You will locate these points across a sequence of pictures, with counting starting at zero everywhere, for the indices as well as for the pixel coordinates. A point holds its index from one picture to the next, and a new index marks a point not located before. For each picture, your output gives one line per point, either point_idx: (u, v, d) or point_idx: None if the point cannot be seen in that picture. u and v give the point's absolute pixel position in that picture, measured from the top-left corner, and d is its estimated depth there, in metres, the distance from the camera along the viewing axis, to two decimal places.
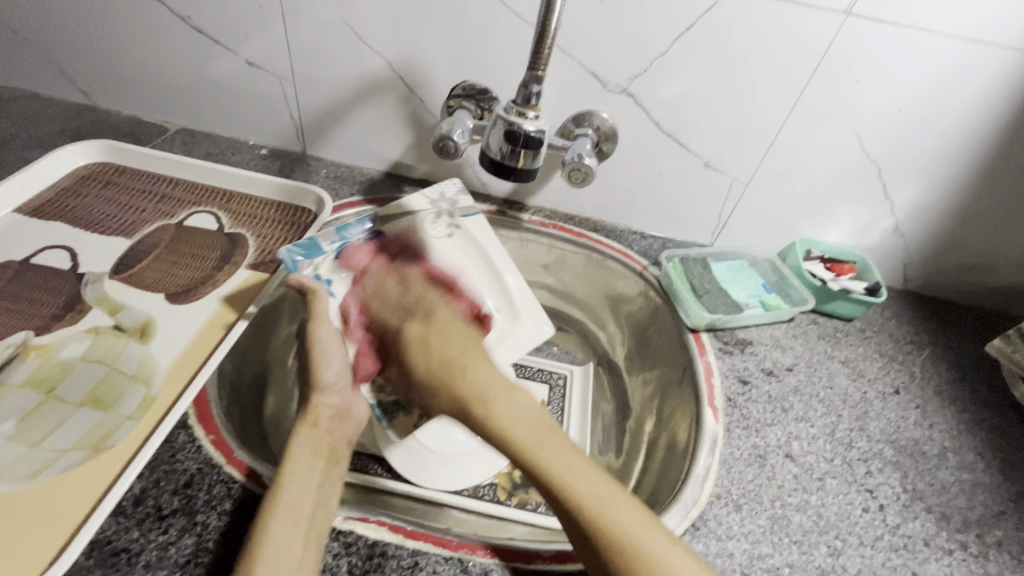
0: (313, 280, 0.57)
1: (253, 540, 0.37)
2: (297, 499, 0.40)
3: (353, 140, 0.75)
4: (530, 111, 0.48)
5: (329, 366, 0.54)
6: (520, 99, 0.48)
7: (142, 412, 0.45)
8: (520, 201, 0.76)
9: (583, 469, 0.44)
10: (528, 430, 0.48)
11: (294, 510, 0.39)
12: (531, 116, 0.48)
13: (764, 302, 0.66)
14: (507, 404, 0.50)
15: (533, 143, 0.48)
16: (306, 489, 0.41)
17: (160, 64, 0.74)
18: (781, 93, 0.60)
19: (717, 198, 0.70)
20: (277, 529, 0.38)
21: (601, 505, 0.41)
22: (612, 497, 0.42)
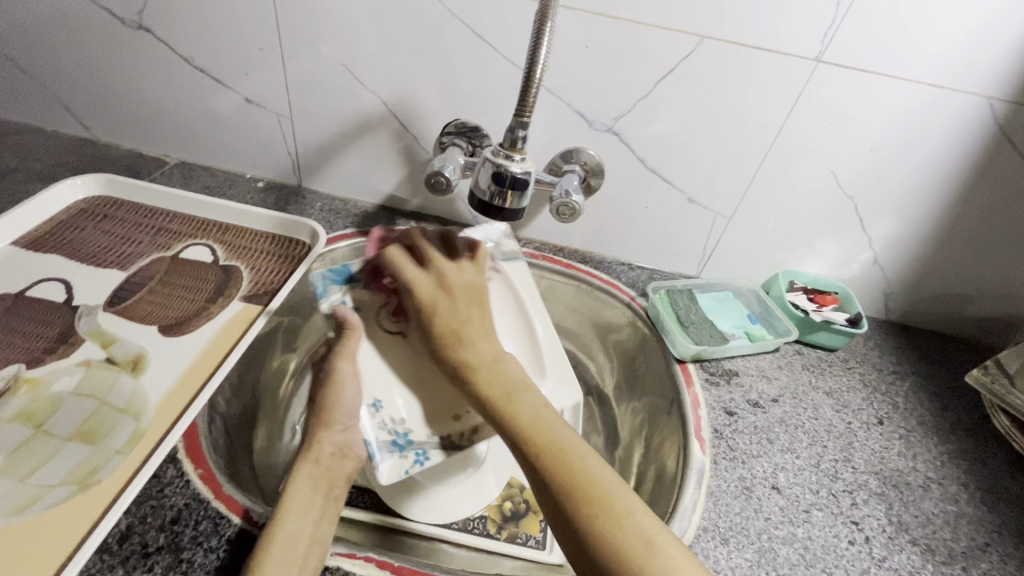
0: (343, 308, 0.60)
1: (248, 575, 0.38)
2: (293, 537, 0.41)
3: (347, 175, 0.77)
4: (516, 154, 0.50)
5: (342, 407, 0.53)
6: (507, 143, 0.50)
7: (131, 446, 0.45)
8: (510, 234, 0.78)
9: (568, 441, 0.46)
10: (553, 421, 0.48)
11: (292, 559, 0.39)
12: (517, 159, 0.50)
13: (749, 332, 0.68)
14: (532, 397, 0.51)
15: (519, 184, 0.50)
16: (307, 531, 0.42)
17: (161, 101, 0.76)
18: (760, 132, 0.62)
19: (701, 231, 0.72)
20: (273, 566, 0.38)
21: (652, 532, 0.40)
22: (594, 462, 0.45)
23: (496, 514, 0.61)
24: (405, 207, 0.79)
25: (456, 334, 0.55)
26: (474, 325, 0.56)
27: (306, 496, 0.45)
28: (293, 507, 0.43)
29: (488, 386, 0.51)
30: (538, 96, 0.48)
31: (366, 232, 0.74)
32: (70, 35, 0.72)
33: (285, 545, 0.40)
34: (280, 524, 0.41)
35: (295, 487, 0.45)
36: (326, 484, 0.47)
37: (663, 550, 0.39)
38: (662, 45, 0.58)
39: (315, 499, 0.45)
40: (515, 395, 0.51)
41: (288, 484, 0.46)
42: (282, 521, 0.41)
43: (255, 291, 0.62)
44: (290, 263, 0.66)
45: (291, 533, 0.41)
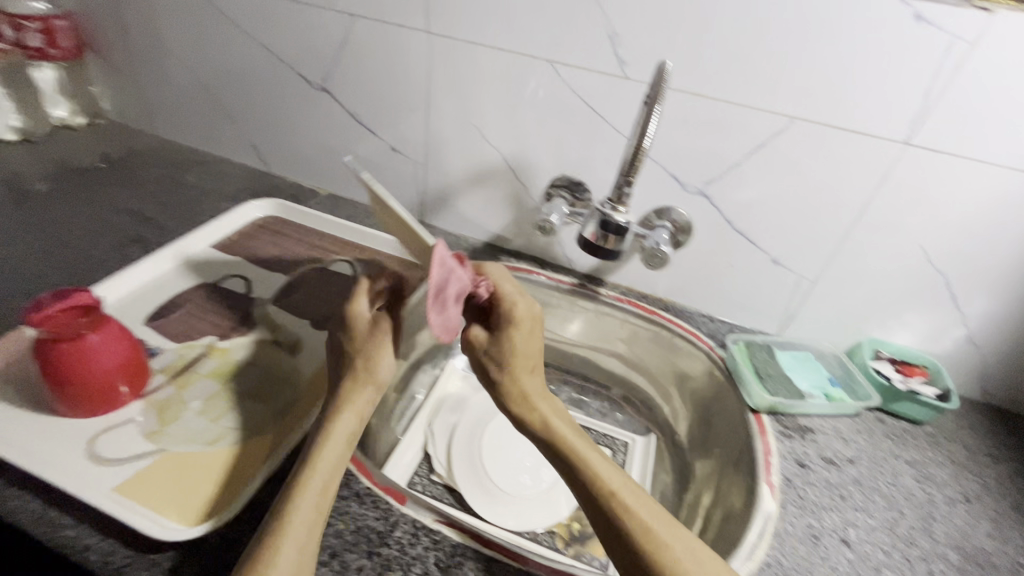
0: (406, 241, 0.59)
1: (280, 516, 0.43)
2: (324, 484, 0.46)
3: (463, 214, 0.90)
4: (622, 207, 0.60)
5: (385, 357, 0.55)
6: (615, 197, 0.60)
7: (289, 409, 0.57)
8: (599, 278, 0.86)
9: (625, 479, 0.48)
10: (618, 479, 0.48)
11: (323, 488, 0.46)
12: (621, 210, 0.60)
13: (828, 394, 0.69)
14: (598, 456, 0.50)
15: (621, 231, 0.59)
16: (338, 459, 0.48)
17: (325, 145, 0.95)
18: (846, 204, 0.67)
19: (784, 292, 0.76)
20: (301, 512, 0.43)
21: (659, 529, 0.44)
22: (633, 486, 0.48)
23: (564, 532, 0.67)
24: (508, 246, 0.90)
25: (543, 413, 0.54)
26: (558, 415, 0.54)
27: (348, 421, 0.50)
28: (334, 439, 0.49)
29: (592, 466, 0.49)
30: (641, 162, 0.57)
31: None
32: (270, 93, 0.94)
33: (321, 473, 0.46)
34: (319, 451, 0.48)
35: (343, 408, 0.51)
36: (364, 409, 0.52)
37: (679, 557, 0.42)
38: (755, 123, 0.66)
39: (353, 423, 0.51)
40: (573, 449, 0.50)
41: (334, 406, 0.52)
42: (321, 449, 0.48)
43: None
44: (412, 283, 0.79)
45: (327, 464, 0.47)
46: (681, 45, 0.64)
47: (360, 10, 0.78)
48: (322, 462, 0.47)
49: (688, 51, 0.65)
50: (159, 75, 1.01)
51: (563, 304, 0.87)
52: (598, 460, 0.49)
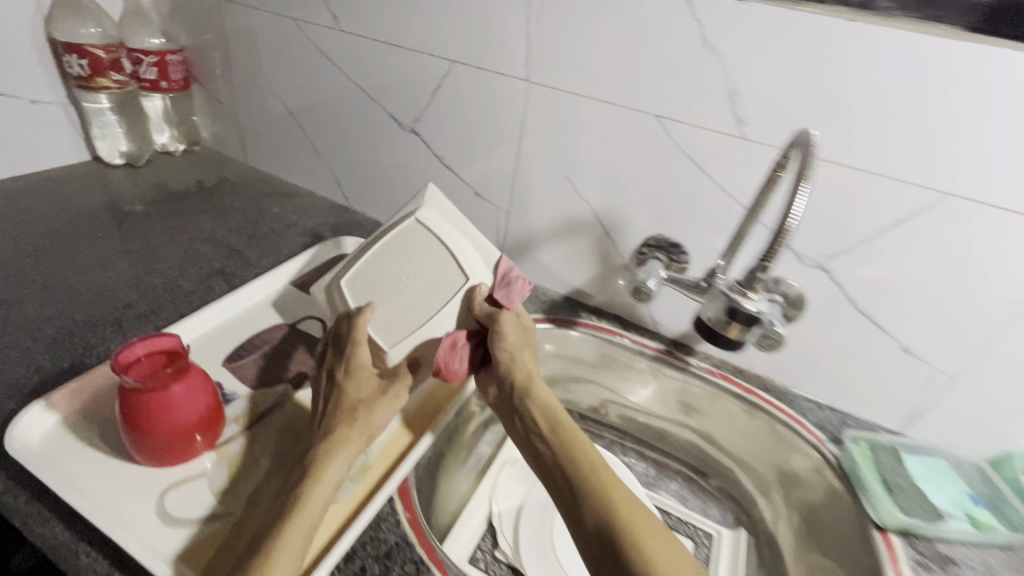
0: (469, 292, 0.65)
1: (261, 557, 0.43)
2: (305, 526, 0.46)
3: (543, 265, 0.86)
4: (751, 292, 0.56)
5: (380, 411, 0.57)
6: (745, 281, 0.57)
7: (360, 476, 0.55)
8: (689, 345, 0.79)
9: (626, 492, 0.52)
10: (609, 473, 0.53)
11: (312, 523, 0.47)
12: (752, 296, 0.56)
13: (973, 516, 0.59)
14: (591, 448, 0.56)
15: (748, 320, 0.55)
16: (324, 498, 0.49)
17: (408, 185, 0.94)
18: (1006, 295, 0.57)
19: (914, 386, 0.66)
20: (287, 549, 0.44)
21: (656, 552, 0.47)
22: (632, 502, 0.51)
23: None
24: (589, 302, 0.85)
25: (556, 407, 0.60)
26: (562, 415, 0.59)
27: (339, 465, 0.51)
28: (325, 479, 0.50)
29: (593, 460, 0.54)
30: (781, 245, 0.51)
31: (552, 319, 0.82)
32: (360, 132, 0.94)
33: (309, 512, 0.47)
34: (309, 488, 0.49)
35: (335, 451, 0.52)
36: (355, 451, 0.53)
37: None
38: (896, 197, 0.58)
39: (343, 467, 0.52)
40: (574, 437, 0.57)
41: (325, 447, 0.53)
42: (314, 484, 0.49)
43: None
44: None
45: (314, 504, 0.48)
46: (814, 106, 0.58)
47: (461, 56, 0.77)
48: (312, 501, 0.48)
49: (822, 113, 0.58)
50: (256, 109, 1.04)
51: (646, 371, 0.80)
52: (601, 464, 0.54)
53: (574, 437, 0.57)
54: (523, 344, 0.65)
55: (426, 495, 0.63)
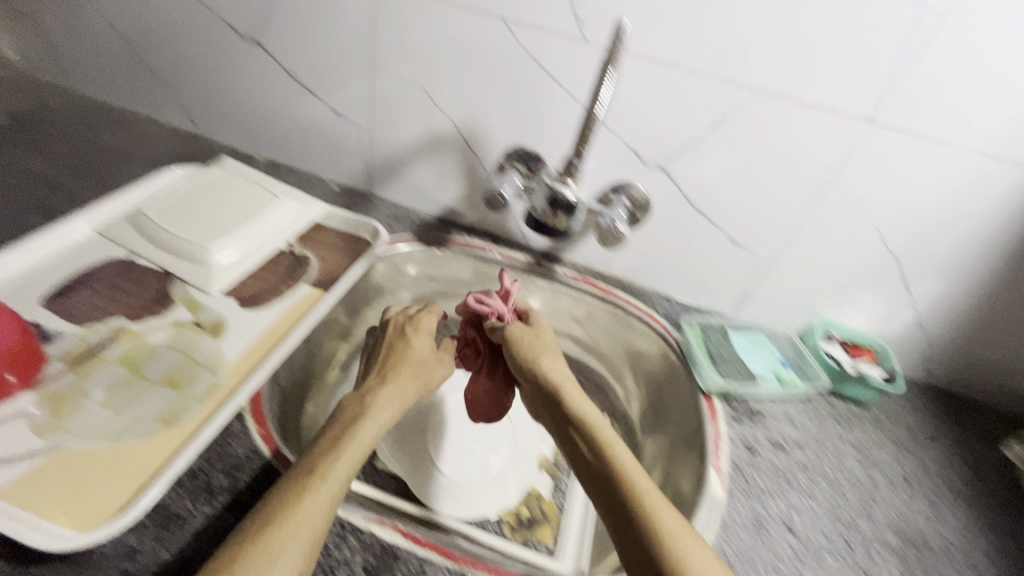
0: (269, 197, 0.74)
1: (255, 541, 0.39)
2: (315, 512, 0.42)
3: (411, 185, 0.84)
4: (572, 179, 0.61)
5: (411, 364, 0.62)
6: (565, 170, 0.61)
7: (209, 396, 0.52)
8: (556, 255, 0.82)
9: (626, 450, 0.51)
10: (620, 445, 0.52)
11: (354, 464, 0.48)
12: (574, 188, 0.60)
13: (779, 376, 0.69)
14: (601, 422, 0.54)
15: (571, 205, 0.60)
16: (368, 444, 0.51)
17: (260, 106, 0.86)
18: (807, 183, 0.65)
19: (741, 273, 0.74)
20: (285, 542, 0.40)
21: (657, 504, 0.46)
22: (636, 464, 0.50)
23: (512, 518, 0.67)
24: (462, 221, 0.85)
25: (563, 386, 0.58)
26: (570, 381, 0.59)
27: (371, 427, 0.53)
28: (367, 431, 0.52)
29: (599, 432, 0.53)
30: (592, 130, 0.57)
31: (423, 240, 0.80)
32: (196, 45, 0.84)
33: (345, 464, 0.47)
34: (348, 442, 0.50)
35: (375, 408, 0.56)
36: (411, 398, 0.60)
37: (664, 520, 0.44)
38: (718, 95, 0.62)
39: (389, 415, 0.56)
40: (586, 415, 0.55)
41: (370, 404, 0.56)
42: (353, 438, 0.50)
43: (320, 278, 0.69)
44: (352, 257, 0.73)
45: (355, 453, 0.49)
46: (644, 5, 0.60)
47: None
48: (349, 449, 0.49)
49: (652, 13, 0.60)
50: (64, 19, 0.89)
51: (516, 283, 0.82)
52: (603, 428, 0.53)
53: (574, 408, 0.56)
54: (540, 338, 0.64)
55: (292, 415, 0.63)
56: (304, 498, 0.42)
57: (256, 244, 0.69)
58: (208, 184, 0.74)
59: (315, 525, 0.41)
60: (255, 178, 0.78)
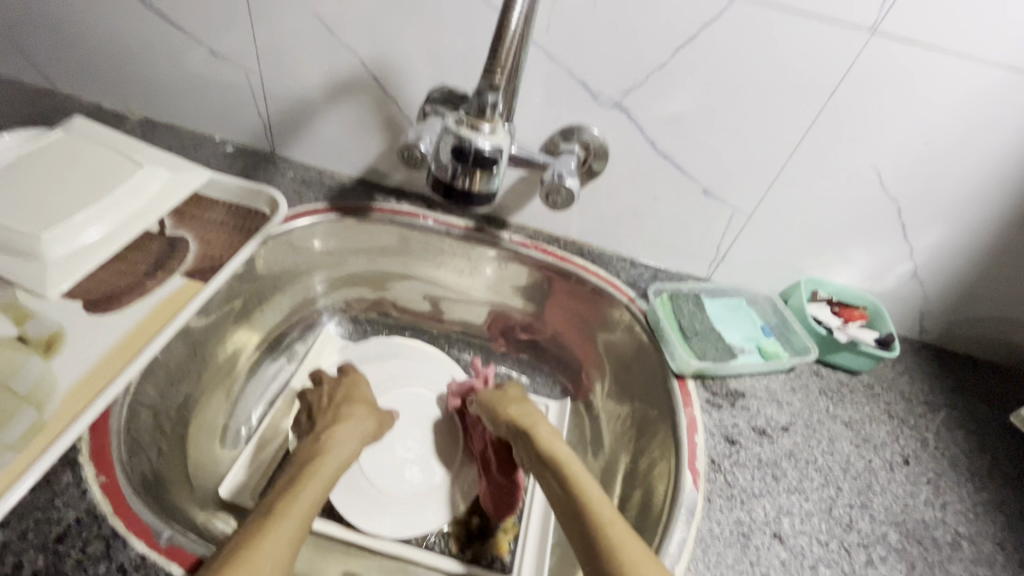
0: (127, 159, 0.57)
1: None
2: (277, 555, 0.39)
3: (321, 142, 0.69)
4: (485, 124, 0.45)
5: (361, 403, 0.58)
6: (474, 110, 0.45)
7: (27, 440, 0.39)
8: (502, 219, 0.68)
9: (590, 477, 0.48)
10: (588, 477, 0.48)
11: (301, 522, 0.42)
12: (485, 130, 0.45)
13: (762, 348, 0.59)
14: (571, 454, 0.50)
15: (486, 161, 0.45)
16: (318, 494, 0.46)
17: (119, 47, 0.68)
18: (793, 116, 0.53)
19: (716, 229, 0.63)
20: None
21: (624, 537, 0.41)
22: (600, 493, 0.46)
23: (460, 531, 0.57)
24: (386, 182, 0.71)
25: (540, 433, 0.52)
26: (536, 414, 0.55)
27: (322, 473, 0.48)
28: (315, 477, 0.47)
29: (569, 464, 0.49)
30: (506, 53, 0.42)
31: (339, 207, 0.66)
32: None
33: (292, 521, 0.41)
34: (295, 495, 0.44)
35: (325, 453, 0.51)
36: (368, 432, 0.56)
37: (633, 554, 0.40)
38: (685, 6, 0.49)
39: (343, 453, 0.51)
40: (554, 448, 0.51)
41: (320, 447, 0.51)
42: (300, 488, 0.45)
43: (199, 266, 0.55)
44: (244, 237, 0.59)
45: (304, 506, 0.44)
46: None
47: None
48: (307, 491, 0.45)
49: None
50: None
51: (456, 253, 0.70)
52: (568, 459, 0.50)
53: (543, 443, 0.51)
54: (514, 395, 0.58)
55: (174, 440, 0.51)
56: (245, 567, 0.36)
57: (125, 214, 0.53)
58: (43, 147, 0.56)
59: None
60: (110, 141, 0.60)
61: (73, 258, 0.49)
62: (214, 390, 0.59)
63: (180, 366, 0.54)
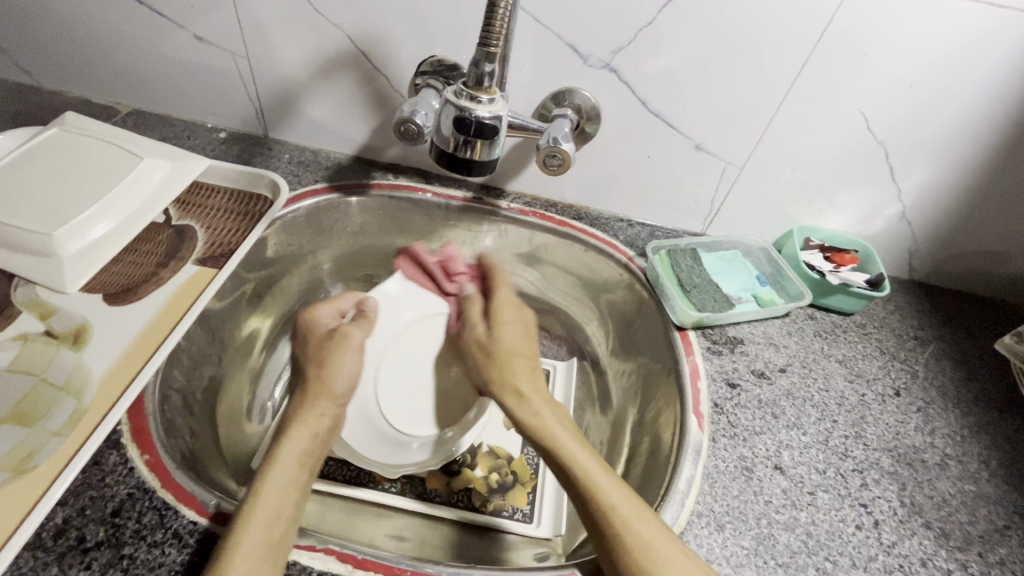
0: (126, 150, 0.57)
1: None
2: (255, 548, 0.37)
3: (314, 123, 0.69)
4: (484, 95, 0.46)
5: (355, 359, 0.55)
6: (472, 81, 0.46)
7: (71, 427, 0.41)
8: (498, 187, 0.70)
9: (593, 457, 0.45)
10: (574, 443, 0.45)
11: (289, 483, 0.42)
12: (484, 100, 0.46)
13: (758, 296, 0.61)
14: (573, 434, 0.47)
15: (487, 131, 0.46)
16: (300, 461, 0.45)
17: (102, 39, 0.67)
18: (783, 65, 0.54)
19: (710, 183, 0.64)
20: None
21: (630, 515, 0.40)
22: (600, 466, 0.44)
23: (481, 486, 0.60)
24: (382, 158, 0.71)
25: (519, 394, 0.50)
26: (522, 336, 0.57)
27: (295, 443, 0.46)
28: (288, 451, 0.45)
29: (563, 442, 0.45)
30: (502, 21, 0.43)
31: (339, 187, 0.67)
32: None
33: (274, 488, 0.41)
34: (271, 465, 0.43)
35: (291, 426, 0.48)
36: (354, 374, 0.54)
37: (640, 533, 0.39)
38: None
39: (319, 422, 0.49)
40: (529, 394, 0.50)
41: (286, 422, 0.48)
42: (274, 462, 0.44)
43: (209, 253, 0.56)
44: (250, 222, 0.60)
45: (286, 476, 0.43)
46: None
47: None
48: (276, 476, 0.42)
49: None
50: None
51: (456, 225, 0.71)
52: (533, 416, 0.48)
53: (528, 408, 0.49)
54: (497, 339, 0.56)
55: (204, 420, 0.53)
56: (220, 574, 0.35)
57: (133, 204, 0.53)
58: (43, 144, 0.56)
59: (258, 552, 0.36)
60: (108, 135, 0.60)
61: (86, 252, 0.50)
62: (234, 372, 0.61)
63: (201, 350, 0.56)
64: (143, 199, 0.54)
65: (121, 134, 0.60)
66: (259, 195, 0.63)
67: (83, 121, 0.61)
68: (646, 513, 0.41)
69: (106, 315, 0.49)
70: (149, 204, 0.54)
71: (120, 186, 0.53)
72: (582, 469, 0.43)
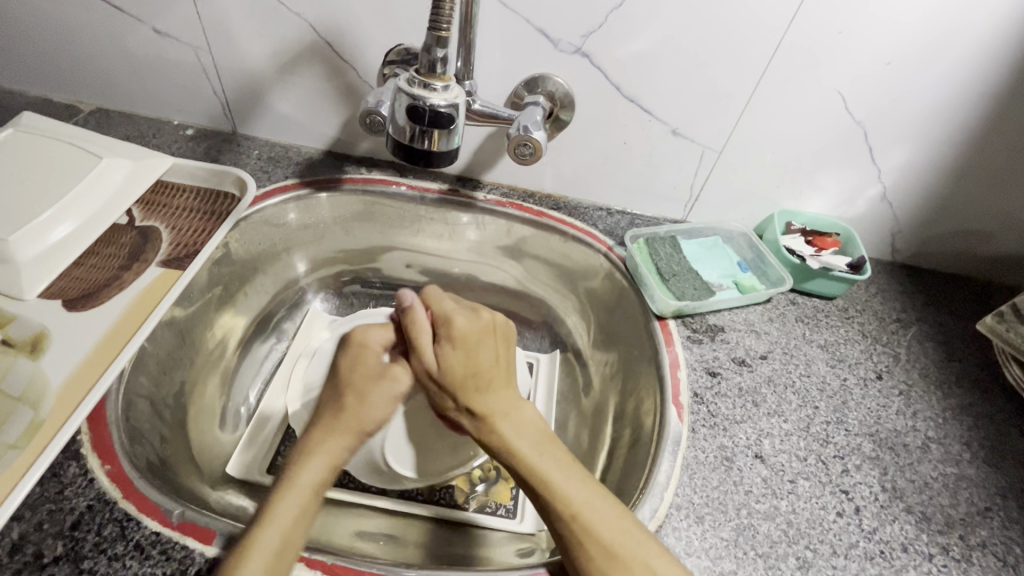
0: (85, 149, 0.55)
1: None
2: None
3: (282, 117, 0.67)
4: (437, 81, 0.45)
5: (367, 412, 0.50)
6: (425, 68, 0.44)
7: (28, 439, 0.40)
8: (474, 178, 0.68)
9: (551, 450, 0.43)
10: (533, 439, 0.44)
11: (302, 510, 0.40)
12: (438, 87, 0.44)
13: (738, 283, 0.60)
14: (517, 414, 0.46)
15: (442, 119, 0.44)
16: (320, 485, 0.42)
17: (58, 35, 0.65)
18: (758, 46, 0.52)
19: (688, 168, 0.63)
20: None
21: (592, 517, 0.39)
22: (561, 458, 0.43)
23: (463, 483, 0.59)
24: (354, 152, 0.69)
25: (483, 375, 0.47)
26: (484, 346, 0.50)
27: (319, 465, 0.43)
28: (311, 473, 0.43)
29: (511, 437, 0.44)
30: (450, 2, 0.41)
31: (310, 182, 0.66)
32: None
33: (286, 513, 0.39)
34: (289, 486, 0.41)
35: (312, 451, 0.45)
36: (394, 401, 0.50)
37: (604, 529, 0.39)
38: None
39: (340, 449, 0.46)
40: (500, 423, 0.45)
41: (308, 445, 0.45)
42: (289, 489, 0.41)
43: (174, 254, 0.55)
44: (217, 221, 0.59)
45: (295, 504, 0.40)
46: None
47: None
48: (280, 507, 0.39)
49: None
50: None
51: (433, 218, 0.69)
52: (495, 399, 0.46)
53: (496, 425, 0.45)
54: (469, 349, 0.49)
55: (173, 426, 0.52)
56: None
57: (94, 207, 0.52)
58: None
59: None
60: (65, 134, 0.58)
61: (44, 258, 0.48)
62: (206, 375, 0.60)
63: (169, 355, 0.55)
64: (104, 201, 0.52)
65: (81, 133, 0.58)
66: (225, 194, 0.62)
67: (40, 121, 0.59)
68: (610, 509, 0.40)
69: (64, 322, 0.47)
70: (111, 205, 0.53)
71: (78, 187, 0.51)
72: (548, 477, 0.41)
